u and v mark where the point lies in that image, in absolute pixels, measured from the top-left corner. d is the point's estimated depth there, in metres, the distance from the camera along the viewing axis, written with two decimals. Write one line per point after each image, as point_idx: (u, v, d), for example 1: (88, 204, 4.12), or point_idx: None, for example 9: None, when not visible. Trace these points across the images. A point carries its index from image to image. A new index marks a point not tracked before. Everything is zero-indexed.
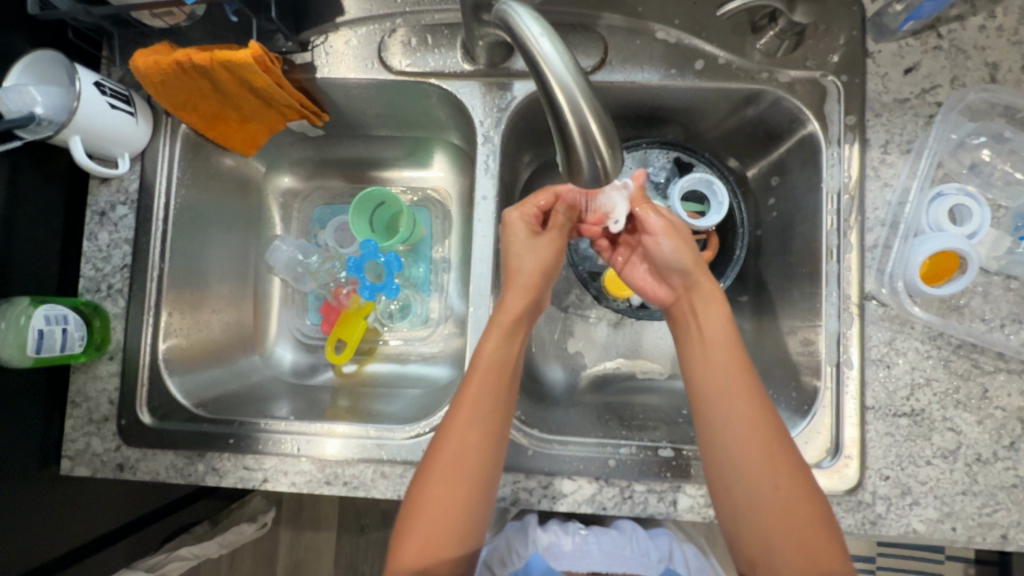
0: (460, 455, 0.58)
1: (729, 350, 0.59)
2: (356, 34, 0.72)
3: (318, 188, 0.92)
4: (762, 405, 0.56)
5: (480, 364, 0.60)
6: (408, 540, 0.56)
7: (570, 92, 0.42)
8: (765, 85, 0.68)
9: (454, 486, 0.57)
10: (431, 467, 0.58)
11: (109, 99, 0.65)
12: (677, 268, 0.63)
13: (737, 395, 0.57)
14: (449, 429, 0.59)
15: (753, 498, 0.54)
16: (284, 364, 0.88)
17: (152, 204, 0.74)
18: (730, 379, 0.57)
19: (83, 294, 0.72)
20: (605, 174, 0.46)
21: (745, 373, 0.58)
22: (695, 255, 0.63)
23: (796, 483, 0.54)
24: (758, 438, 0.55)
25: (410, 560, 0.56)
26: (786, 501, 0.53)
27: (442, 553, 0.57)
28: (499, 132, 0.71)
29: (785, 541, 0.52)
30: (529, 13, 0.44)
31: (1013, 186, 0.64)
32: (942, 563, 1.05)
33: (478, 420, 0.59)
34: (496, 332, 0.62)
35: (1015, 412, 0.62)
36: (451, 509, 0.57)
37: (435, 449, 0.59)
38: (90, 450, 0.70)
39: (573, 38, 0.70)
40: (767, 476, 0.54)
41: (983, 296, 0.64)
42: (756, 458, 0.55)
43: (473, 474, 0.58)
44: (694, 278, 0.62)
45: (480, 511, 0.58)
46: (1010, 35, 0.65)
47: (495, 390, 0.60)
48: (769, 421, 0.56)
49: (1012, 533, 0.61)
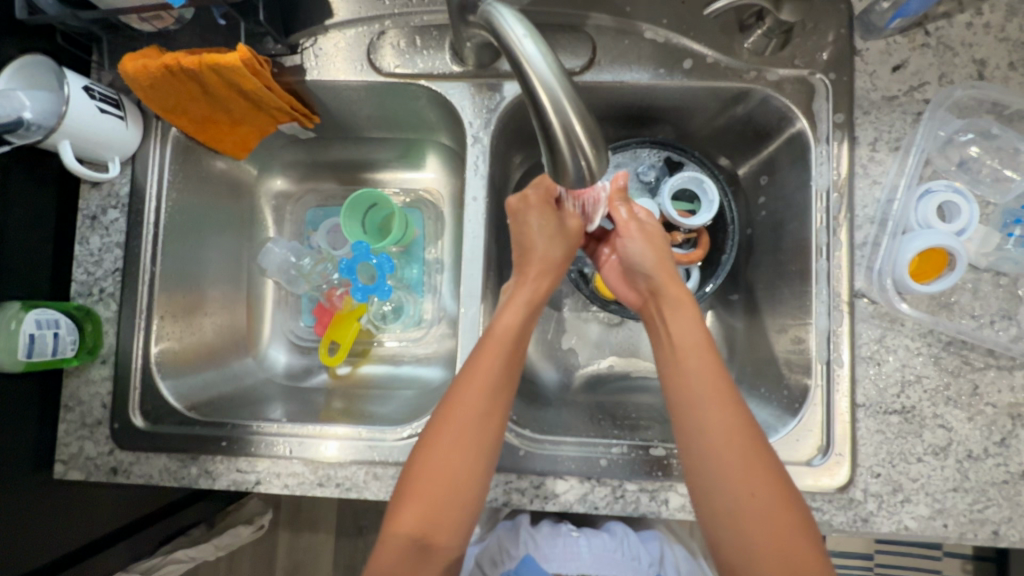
0: (474, 420, 0.59)
1: (700, 358, 0.59)
2: (346, 36, 0.72)
3: (310, 190, 0.92)
4: (737, 413, 0.57)
5: (497, 335, 0.62)
6: (409, 511, 0.57)
7: (553, 92, 0.42)
8: (754, 84, 0.68)
9: (464, 453, 0.58)
10: (438, 432, 0.59)
11: (98, 103, 0.65)
12: (648, 270, 0.66)
13: (709, 404, 0.57)
14: (464, 390, 0.60)
15: (729, 506, 0.54)
16: (278, 366, 0.88)
17: (143, 208, 0.74)
18: (703, 388, 0.58)
19: (76, 298, 0.73)
20: (590, 175, 0.47)
21: (721, 375, 0.58)
22: (665, 258, 0.67)
23: (774, 493, 0.54)
24: (734, 441, 0.55)
25: (405, 529, 0.56)
26: (761, 509, 0.53)
27: (437, 533, 0.57)
28: (489, 133, 0.72)
29: (762, 548, 0.52)
30: (513, 14, 0.44)
31: (1002, 182, 0.64)
32: (941, 560, 1.05)
33: (492, 390, 0.60)
34: (512, 308, 0.64)
35: (1005, 409, 0.62)
36: (459, 478, 0.57)
37: (444, 414, 0.59)
38: (83, 454, 0.70)
39: (561, 39, 0.70)
40: (746, 487, 0.54)
41: (973, 293, 0.64)
42: (732, 464, 0.55)
43: (473, 450, 0.58)
44: (664, 283, 0.65)
45: (476, 491, 0.58)
46: (998, 31, 0.65)
47: (512, 361, 0.62)
48: (751, 427, 0.56)
49: (1004, 530, 0.61)
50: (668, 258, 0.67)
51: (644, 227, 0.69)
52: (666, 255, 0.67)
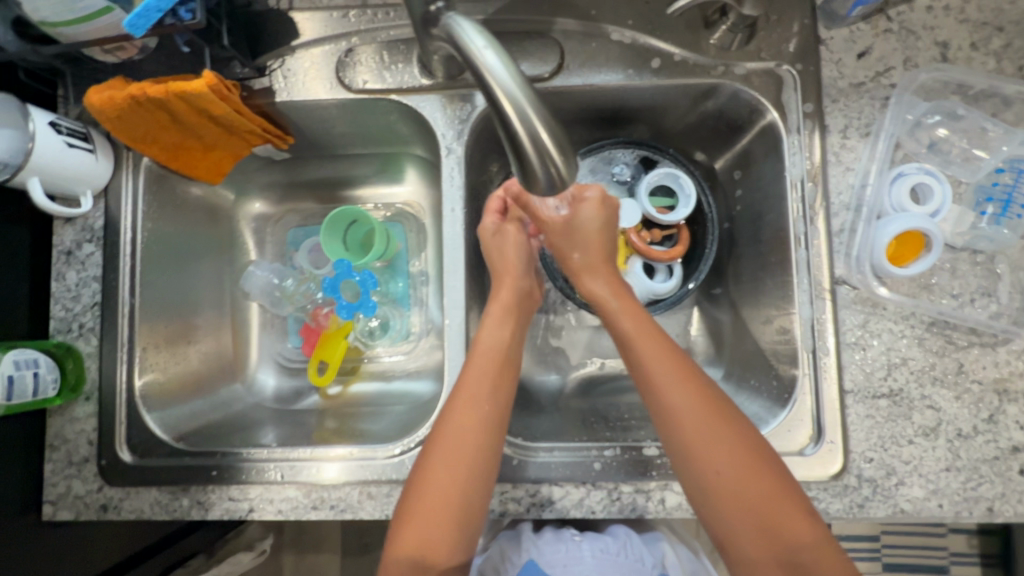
0: (462, 438, 0.59)
1: (644, 336, 0.61)
2: (313, 56, 0.72)
3: (290, 211, 0.92)
4: (695, 389, 0.57)
5: (480, 348, 0.64)
6: (407, 532, 0.57)
7: (516, 100, 0.43)
8: (722, 79, 0.69)
9: (457, 471, 0.57)
10: (434, 449, 0.59)
11: (65, 138, 0.65)
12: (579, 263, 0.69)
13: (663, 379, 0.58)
14: (454, 408, 0.60)
15: (702, 481, 0.55)
16: (267, 390, 0.87)
17: (119, 239, 0.73)
18: (646, 367, 0.60)
19: (55, 335, 0.72)
20: (560, 182, 0.47)
21: (671, 356, 0.60)
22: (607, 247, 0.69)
23: (755, 470, 0.54)
24: (692, 418, 0.56)
25: (405, 549, 0.56)
26: (739, 483, 0.54)
27: (435, 550, 0.56)
28: (462, 143, 0.71)
29: (749, 529, 0.53)
30: (473, 27, 0.46)
31: (971, 162, 0.65)
32: (945, 537, 1.06)
33: (479, 405, 0.60)
34: (491, 321, 0.66)
35: (991, 385, 0.63)
36: (454, 494, 0.57)
37: (436, 435, 0.60)
38: (72, 493, 0.70)
39: (528, 45, 0.69)
40: (728, 469, 0.54)
41: (951, 272, 0.65)
42: (694, 440, 0.55)
43: (467, 465, 0.58)
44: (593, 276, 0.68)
45: (474, 504, 0.58)
46: (957, 13, 0.66)
47: (502, 377, 0.63)
48: (733, 421, 0.56)
49: (998, 506, 0.62)
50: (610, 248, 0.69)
51: (587, 212, 0.68)
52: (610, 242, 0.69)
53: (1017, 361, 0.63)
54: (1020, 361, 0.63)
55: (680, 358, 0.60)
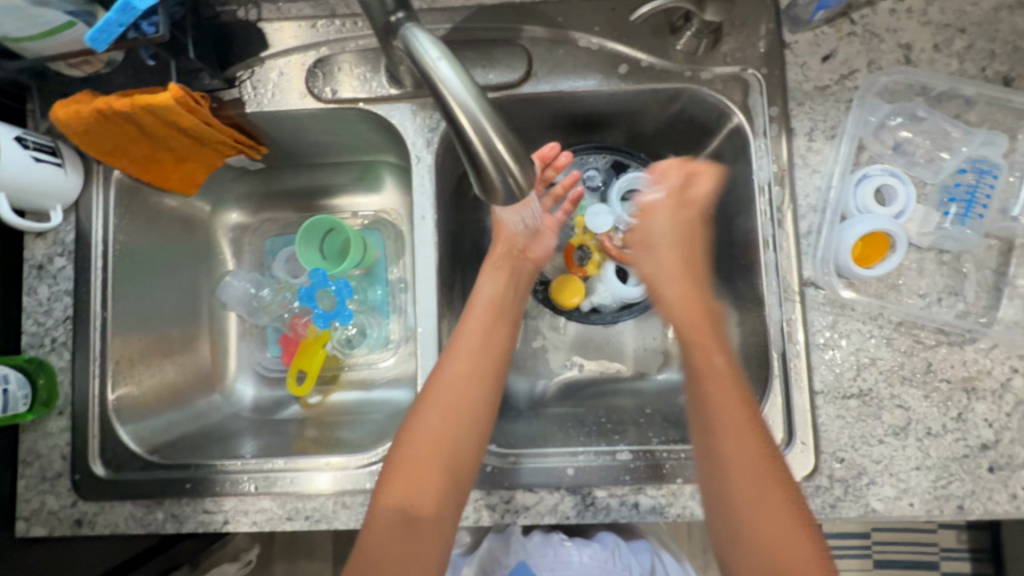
0: (457, 382, 0.63)
1: (720, 385, 0.61)
2: (281, 66, 0.72)
3: (269, 219, 0.92)
4: (756, 437, 0.58)
5: (479, 301, 0.70)
6: (397, 482, 0.59)
7: (471, 113, 0.44)
8: (689, 83, 0.69)
9: (450, 416, 0.62)
10: (428, 400, 0.63)
11: (32, 152, 0.65)
12: (662, 276, 0.71)
13: (728, 431, 0.58)
14: (449, 360, 0.65)
15: (742, 518, 0.56)
16: (246, 400, 0.87)
17: (90, 253, 0.73)
18: (716, 417, 0.60)
19: (27, 350, 0.71)
20: (519, 189, 0.49)
21: (743, 410, 0.59)
22: (692, 257, 0.72)
23: (783, 526, 0.55)
24: (754, 462, 0.57)
25: (393, 501, 0.59)
26: (769, 524, 0.55)
27: (422, 505, 0.59)
28: (432, 152, 0.71)
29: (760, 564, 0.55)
30: (428, 38, 0.46)
31: (935, 162, 0.66)
32: (935, 533, 1.06)
33: (478, 353, 0.66)
34: (488, 278, 0.72)
35: (960, 383, 0.63)
36: (445, 440, 0.61)
37: (432, 382, 0.64)
38: (46, 508, 0.69)
39: (496, 53, 0.70)
40: (756, 517, 0.56)
41: (918, 272, 0.65)
42: (747, 482, 0.57)
43: (461, 410, 0.63)
44: (671, 288, 0.70)
45: (465, 454, 0.62)
46: (919, 16, 0.67)
47: (495, 331, 0.69)
48: (783, 480, 0.57)
49: (968, 503, 0.62)
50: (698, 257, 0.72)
51: (665, 219, 0.72)
52: (688, 250, 0.72)
53: (985, 359, 0.63)
54: (987, 359, 0.63)
55: (753, 412, 0.60)
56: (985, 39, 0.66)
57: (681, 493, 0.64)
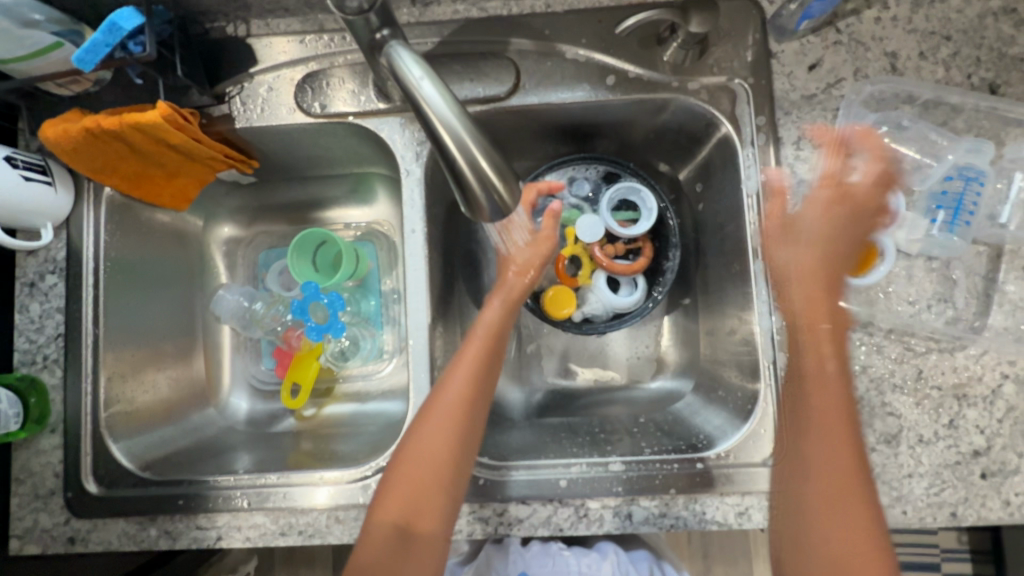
0: (457, 404, 0.60)
1: (821, 389, 0.58)
2: (270, 81, 0.72)
3: (261, 232, 0.92)
4: (852, 452, 0.55)
5: (484, 324, 0.66)
6: (393, 498, 0.58)
7: (453, 129, 0.45)
8: (676, 94, 0.69)
9: (447, 437, 0.59)
10: (428, 416, 0.60)
11: (21, 171, 0.65)
12: (790, 276, 0.63)
13: (825, 438, 0.56)
14: (452, 377, 0.62)
15: (818, 529, 0.54)
16: (241, 414, 0.87)
17: (81, 269, 0.73)
18: (819, 418, 0.57)
19: (19, 367, 0.72)
20: (505, 206, 0.50)
21: (845, 420, 0.57)
22: (831, 253, 0.61)
23: (863, 538, 0.53)
24: (839, 476, 0.55)
25: (389, 517, 0.57)
26: (844, 542, 0.53)
27: (418, 521, 0.57)
28: (421, 164, 0.72)
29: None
30: (412, 57, 0.48)
31: (922, 169, 0.66)
32: (936, 534, 1.06)
33: (478, 375, 0.63)
34: (497, 301, 0.68)
35: (951, 390, 0.63)
36: (443, 459, 0.59)
37: (432, 402, 0.61)
38: (39, 526, 0.69)
39: (485, 66, 0.70)
40: (831, 517, 0.54)
41: (907, 279, 0.65)
42: (820, 491, 0.55)
43: (459, 432, 0.60)
44: (799, 292, 0.61)
45: (460, 474, 0.59)
46: (905, 24, 0.67)
47: (495, 354, 0.65)
48: (865, 491, 0.55)
49: (961, 510, 0.62)
50: (837, 256, 0.61)
51: (814, 209, 0.63)
52: (837, 253, 0.61)
53: (975, 365, 0.63)
54: (978, 365, 0.63)
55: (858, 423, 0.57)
56: (971, 46, 0.66)
57: (674, 503, 0.64)
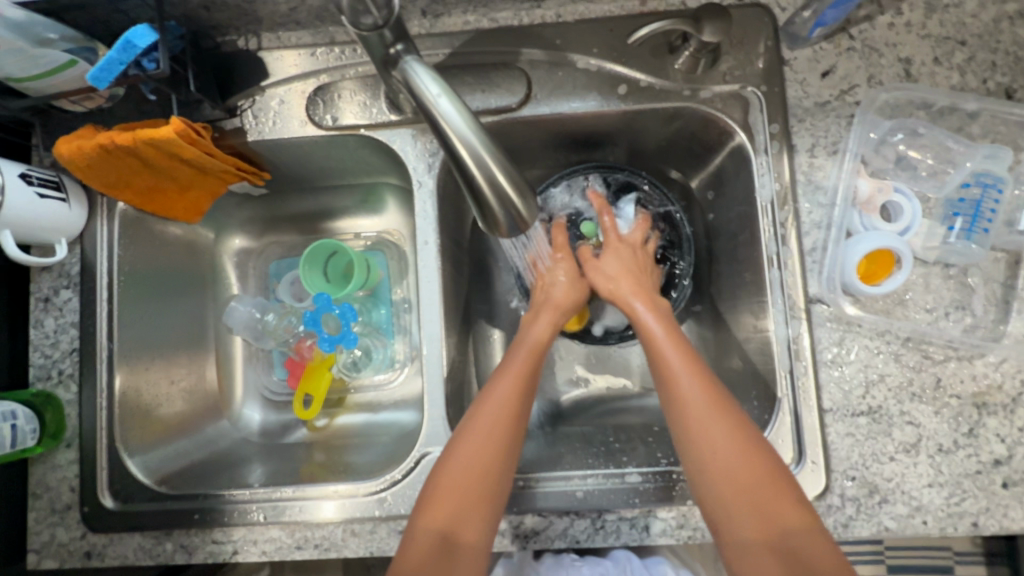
0: (505, 415, 0.60)
1: (660, 337, 0.63)
2: (282, 94, 0.72)
3: (272, 243, 0.92)
4: (703, 379, 0.58)
5: (529, 339, 0.67)
6: (437, 506, 0.57)
7: (474, 149, 0.46)
8: (688, 102, 0.69)
9: (495, 447, 0.59)
10: (475, 423, 0.60)
11: (37, 188, 0.65)
12: (612, 278, 0.70)
13: (676, 369, 0.59)
14: (499, 388, 0.62)
15: (710, 460, 0.55)
16: (254, 425, 0.87)
17: (95, 284, 0.73)
18: (670, 357, 0.61)
19: (34, 382, 0.72)
20: (522, 219, 0.52)
21: (689, 353, 0.61)
22: (639, 271, 0.71)
23: (747, 446, 0.55)
24: (701, 404, 0.57)
25: (434, 525, 0.56)
26: (731, 463, 0.54)
27: (463, 530, 0.56)
28: (433, 176, 0.72)
29: (740, 508, 0.53)
30: (427, 73, 0.48)
31: (938, 176, 0.66)
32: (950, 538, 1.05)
33: (525, 390, 0.63)
34: (544, 317, 0.69)
35: (970, 399, 0.63)
36: (490, 469, 0.58)
37: (477, 410, 0.61)
38: (55, 541, 0.69)
39: (496, 77, 0.70)
40: (720, 441, 0.55)
41: (924, 287, 0.65)
42: (698, 424, 0.56)
43: (507, 444, 0.60)
44: (620, 286, 0.69)
45: (504, 485, 0.59)
46: (919, 29, 0.67)
47: (540, 370, 0.66)
48: (729, 408, 0.57)
49: (982, 520, 0.61)
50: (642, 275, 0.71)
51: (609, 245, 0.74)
52: (637, 272, 0.71)
53: (995, 373, 0.63)
54: (997, 373, 0.63)
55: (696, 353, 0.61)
56: (986, 51, 0.66)
57: (691, 514, 0.64)
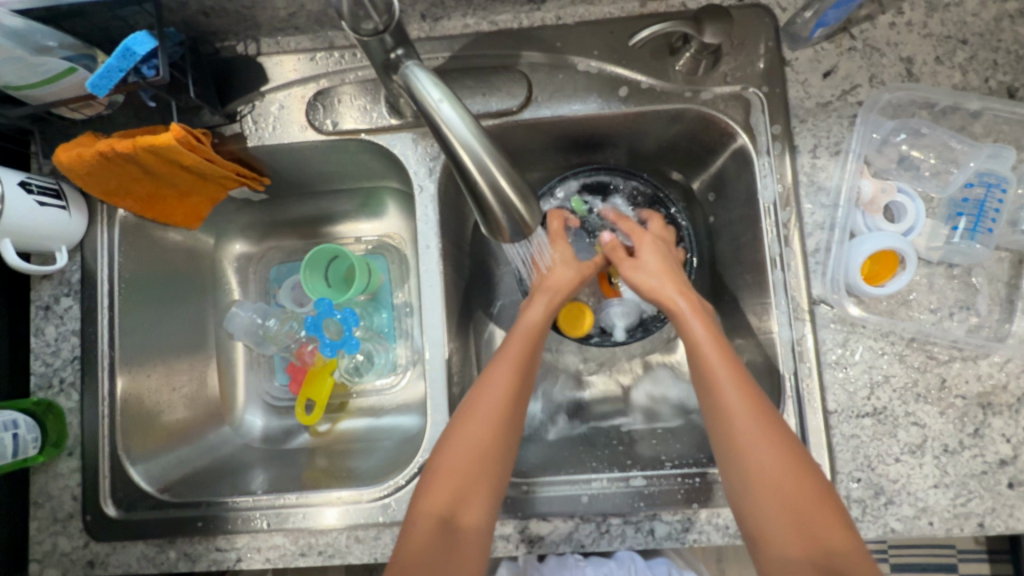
0: (501, 398, 0.60)
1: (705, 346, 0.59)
2: (281, 99, 0.72)
3: (272, 248, 0.92)
4: (753, 395, 0.56)
5: (525, 323, 0.66)
6: (436, 489, 0.57)
7: (476, 154, 0.46)
8: (689, 103, 0.69)
9: (491, 429, 0.59)
10: (472, 407, 0.60)
11: (36, 197, 0.65)
12: (655, 275, 0.67)
13: (723, 382, 0.57)
14: (494, 372, 0.62)
15: (755, 477, 0.54)
16: (256, 430, 0.86)
17: (96, 291, 0.73)
18: (714, 367, 0.58)
19: (36, 391, 0.72)
20: (524, 224, 0.52)
21: (737, 366, 0.58)
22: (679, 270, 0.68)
23: (793, 464, 0.53)
24: (748, 419, 0.55)
25: (435, 508, 0.56)
26: (776, 481, 0.53)
27: (464, 511, 0.56)
28: (434, 180, 0.71)
29: (783, 526, 0.52)
30: (429, 77, 0.47)
31: (942, 176, 0.66)
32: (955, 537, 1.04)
33: (522, 375, 0.62)
34: (538, 301, 0.68)
35: (975, 399, 0.63)
36: (488, 451, 0.58)
37: (475, 396, 0.61)
38: (58, 550, 0.69)
39: (496, 80, 0.70)
40: (765, 457, 0.54)
41: (928, 287, 0.65)
42: (744, 440, 0.55)
43: (505, 427, 0.59)
44: (665, 284, 0.65)
45: (502, 465, 0.59)
46: (920, 28, 0.66)
47: (536, 353, 0.65)
48: (776, 424, 0.55)
49: (988, 521, 0.61)
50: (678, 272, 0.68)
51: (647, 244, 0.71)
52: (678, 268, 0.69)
53: (1000, 373, 0.63)
54: (1002, 373, 0.63)
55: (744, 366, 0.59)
56: (988, 50, 0.66)
57: (696, 517, 0.64)
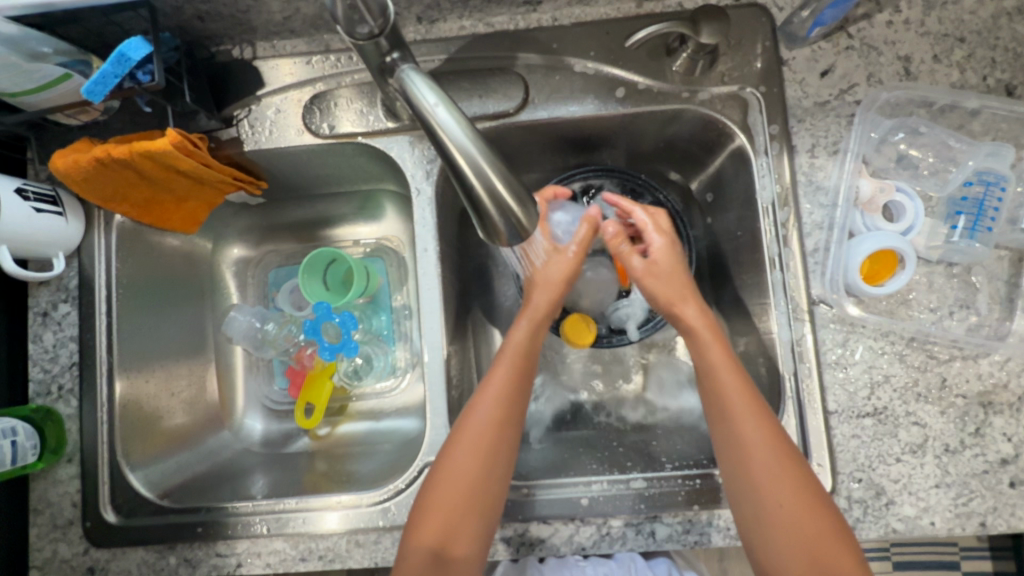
0: (489, 427, 0.60)
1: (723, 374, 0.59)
2: (278, 103, 0.72)
3: (270, 251, 0.91)
4: (767, 426, 0.56)
5: (510, 346, 0.64)
6: (429, 521, 0.57)
7: (472, 158, 0.46)
8: (686, 104, 0.69)
9: (478, 459, 0.58)
10: (461, 437, 0.59)
11: (33, 204, 0.65)
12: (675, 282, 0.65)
13: (739, 413, 0.57)
14: (482, 398, 0.61)
15: (767, 509, 0.55)
16: (255, 434, 0.86)
17: (94, 297, 0.73)
18: (730, 397, 0.58)
19: (35, 398, 0.72)
20: (522, 228, 0.51)
21: (752, 395, 0.58)
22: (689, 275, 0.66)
23: (806, 497, 0.54)
24: (762, 452, 0.55)
25: (427, 540, 0.56)
26: (788, 514, 0.54)
27: (455, 542, 0.56)
28: (431, 183, 0.71)
29: (793, 557, 0.53)
30: (425, 82, 0.47)
31: (941, 174, 0.66)
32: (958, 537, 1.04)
33: (512, 403, 0.61)
34: (524, 322, 0.66)
35: (976, 398, 0.62)
36: (478, 483, 0.58)
37: (462, 425, 0.60)
38: (58, 557, 0.69)
39: (492, 82, 0.69)
40: (777, 490, 0.54)
41: (928, 286, 0.65)
42: (757, 472, 0.55)
43: (493, 456, 0.59)
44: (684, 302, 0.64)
45: (492, 494, 0.59)
46: (918, 27, 0.66)
47: (525, 376, 0.63)
48: (789, 455, 0.55)
49: (990, 520, 0.61)
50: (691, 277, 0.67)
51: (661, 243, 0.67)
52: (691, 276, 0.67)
53: (1000, 372, 0.63)
54: (1003, 372, 0.62)
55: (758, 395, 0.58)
56: (985, 48, 0.65)
57: (697, 519, 0.64)
